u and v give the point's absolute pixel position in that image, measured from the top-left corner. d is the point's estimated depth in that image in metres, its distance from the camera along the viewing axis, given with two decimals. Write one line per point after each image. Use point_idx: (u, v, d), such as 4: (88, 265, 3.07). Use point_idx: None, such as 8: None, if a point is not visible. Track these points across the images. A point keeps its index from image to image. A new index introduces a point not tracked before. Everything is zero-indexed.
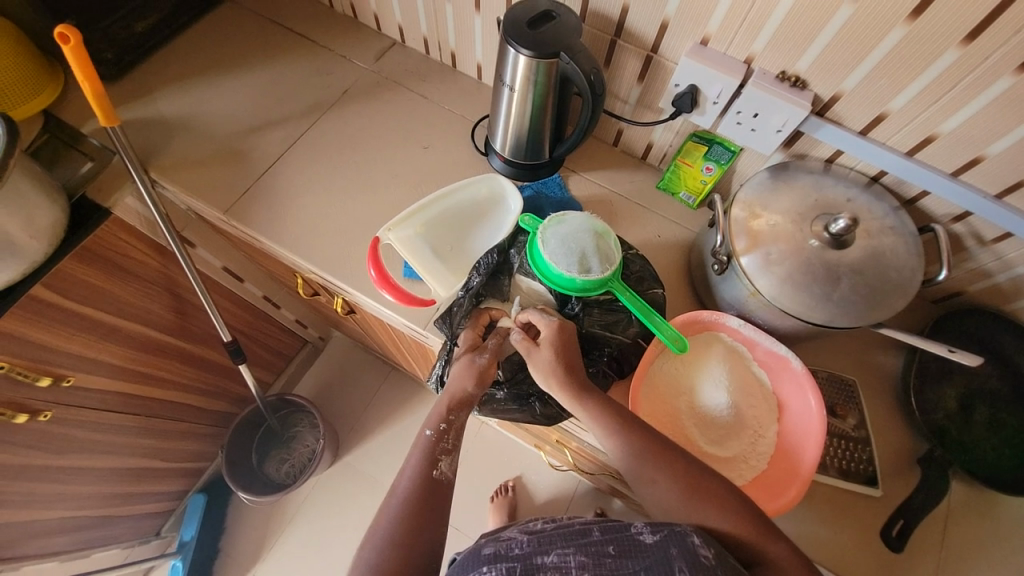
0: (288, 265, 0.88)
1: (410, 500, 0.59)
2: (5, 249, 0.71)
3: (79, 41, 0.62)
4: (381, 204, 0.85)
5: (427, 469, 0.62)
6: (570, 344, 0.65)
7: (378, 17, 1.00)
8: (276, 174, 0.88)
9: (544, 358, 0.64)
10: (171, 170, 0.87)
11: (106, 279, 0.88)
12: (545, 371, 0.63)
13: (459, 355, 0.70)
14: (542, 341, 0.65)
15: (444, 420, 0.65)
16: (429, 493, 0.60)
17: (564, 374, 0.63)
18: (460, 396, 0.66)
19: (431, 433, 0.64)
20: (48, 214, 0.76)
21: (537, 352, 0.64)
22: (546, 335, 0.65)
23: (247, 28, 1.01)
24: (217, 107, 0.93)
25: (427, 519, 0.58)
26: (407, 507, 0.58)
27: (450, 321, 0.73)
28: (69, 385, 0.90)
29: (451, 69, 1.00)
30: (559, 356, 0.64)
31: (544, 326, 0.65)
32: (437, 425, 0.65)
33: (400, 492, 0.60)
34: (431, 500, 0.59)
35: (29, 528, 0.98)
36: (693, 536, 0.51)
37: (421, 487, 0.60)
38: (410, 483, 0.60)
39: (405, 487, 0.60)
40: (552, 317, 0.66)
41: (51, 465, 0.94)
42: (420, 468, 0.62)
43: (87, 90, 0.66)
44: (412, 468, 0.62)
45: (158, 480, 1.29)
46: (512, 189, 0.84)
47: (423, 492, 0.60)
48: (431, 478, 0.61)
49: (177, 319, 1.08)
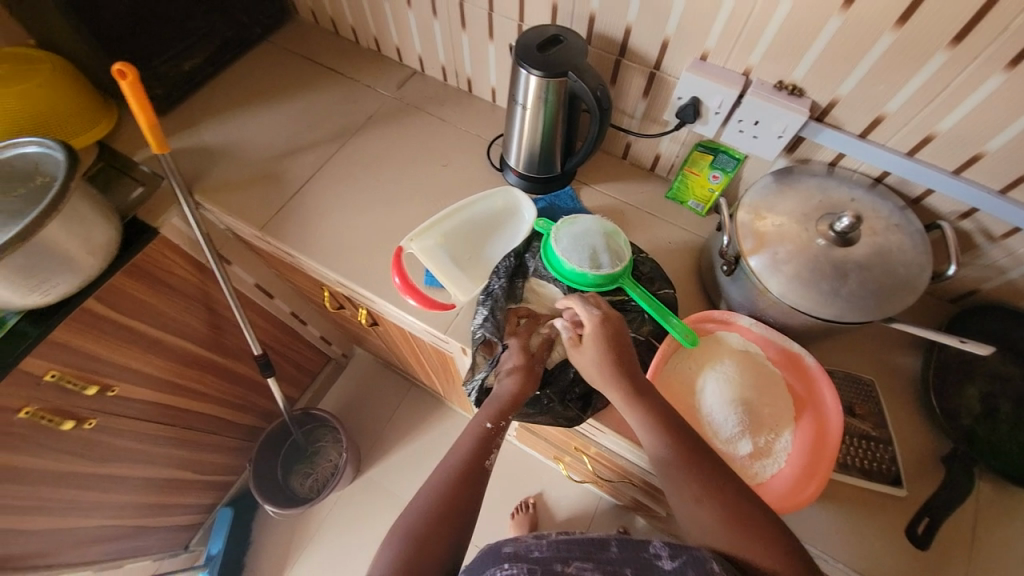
0: (316, 277, 0.94)
1: (457, 477, 0.61)
2: (64, 263, 0.78)
3: (135, 76, 0.71)
4: (402, 219, 0.91)
5: (480, 457, 0.64)
6: (615, 342, 0.66)
7: (399, 49, 1.08)
8: (306, 194, 0.94)
9: (592, 352, 0.66)
10: (212, 192, 0.95)
11: (150, 294, 0.95)
12: (594, 369, 0.65)
13: (512, 355, 0.71)
14: (588, 338, 0.66)
15: (505, 416, 0.66)
16: (477, 480, 0.61)
17: (608, 379, 0.64)
18: (511, 399, 0.68)
19: (490, 426, 0.66)
20: (103, 232, 0.84)
21: (583, 351, 0.67)
22: (592, 331, 0.66)
23: (281, 64, 1.10)
24: (254, 135, 1.01)
25: (470, 499, 0.59)
26: (454, 484, 0.60)
27: (492, 320, 0.74)
28: (113, 394, 0.96)
29: (467, 93, 1.07)
30: (607, 354, 0.65)
31: (589, 320, 0.67)
32: (496, 419, 0.66)
33: (451, 467, 0.62)
34: (477, 486, 0.61)
35: (69, 533, 1.03)
36: (712, 562, 0.50)
37: (471, 472, 0.61)
38: (462, 463, 0.62)
39: (457, 465, 0.62)
40: (597, 310, 0.67)
41: (91, 472, 1.00)
42: (475, 455, 0.63)
43: (144, 123, 0.75)
44: (466, 450, 0.64)
45: (188, 492, 1.33)
46: (526, 201, 0.87)
47: (472, 477, 0.61)
48: (482, 467, 0.63)
49: (212, 332, 1.14)
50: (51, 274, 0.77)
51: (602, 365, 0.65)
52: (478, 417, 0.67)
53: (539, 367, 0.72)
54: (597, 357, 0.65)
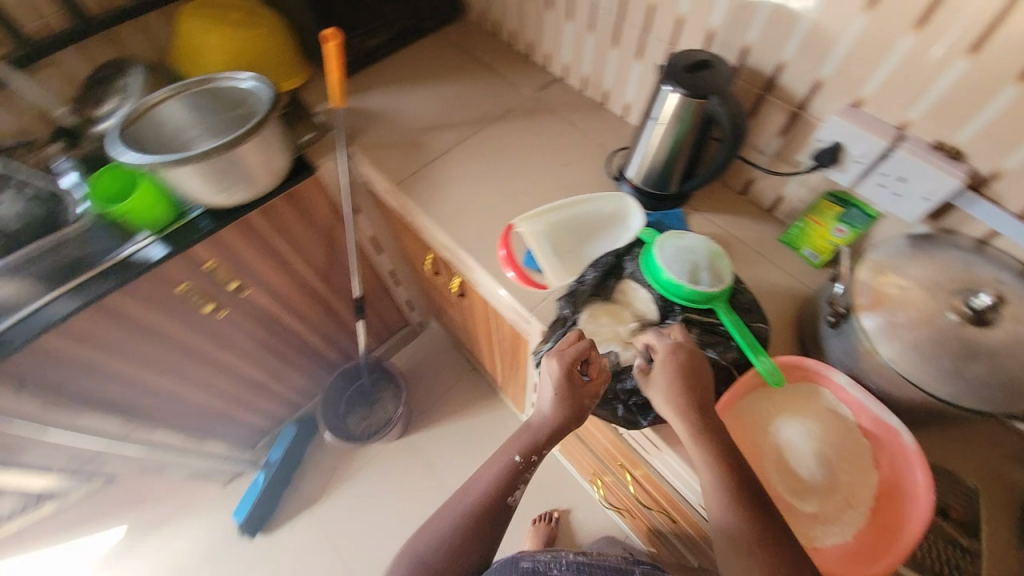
0: (428, 238, 1.06)
1: (478, 508, 0.70)
2: (247, 176, 0.97)
3: (338, 41, 0.90)
4: (514, 203, 0.99)
5: (503, 494, 0.72)
6: (686, 371, 0.66)
7: (548, 56, 1.18)
8: (438, 164, 1.06)
9: (663, 379, 0.66)
10: (364, 147, 1.10)
11: (294, 220, 1.13)
12: (664, 396, 0.65)
13: (554, 382, 0.70)
14: (659, 365, 0.68)
15: (533, 454, 0.72)
16: (497, 513, 0.70)
17: (676, 405, 0.64)
18: (544, 438, 0.71)
19: (518, 461, 0.72)
20: (280, 160, 1.02)
21: (653, 377, 0.68)
22: (664, 356, 0.68)
23: (444, 52, 1.25)
24: (408, 107, 1.15)
25: (487, 532, 0.69)
26: (475, 516, 0.69)
27: (572, 300, 0.80)
28: (245, 294, 1.17)
29: (601, 105, 1.13)
30: (678, 380, 0.65)
31: (661, 348, 0.69)
32: (527, 455, 0.72)
33: (475, 497, 0.71)
34: (497, 520, 0.70)
35: (181, 397, 1.25)
36: None
37: (493, 508, 0.70)
38: (484, 498, 0.71)
39: (479, 498, 0.71)
40: (669, 340, 0.69)
41: (211, 350, 1.21)
42: (498, 491, 0.71)
43: (336, 76, 0.95)
44: (493, 480, 0.72)
45: (269, 399, 1.53)
46: (636, 211, 0.89)
47: (492, 512, 0.70)
48: (504, 504, 0.71)
49: (327, 267, 1.31)
50: (235, 182, 0.96)
51: (672, 391, 0.65)
52: (507, 451, 0.73)
53: (586, 400, 0.71)
54: (668, 383, 0.65)
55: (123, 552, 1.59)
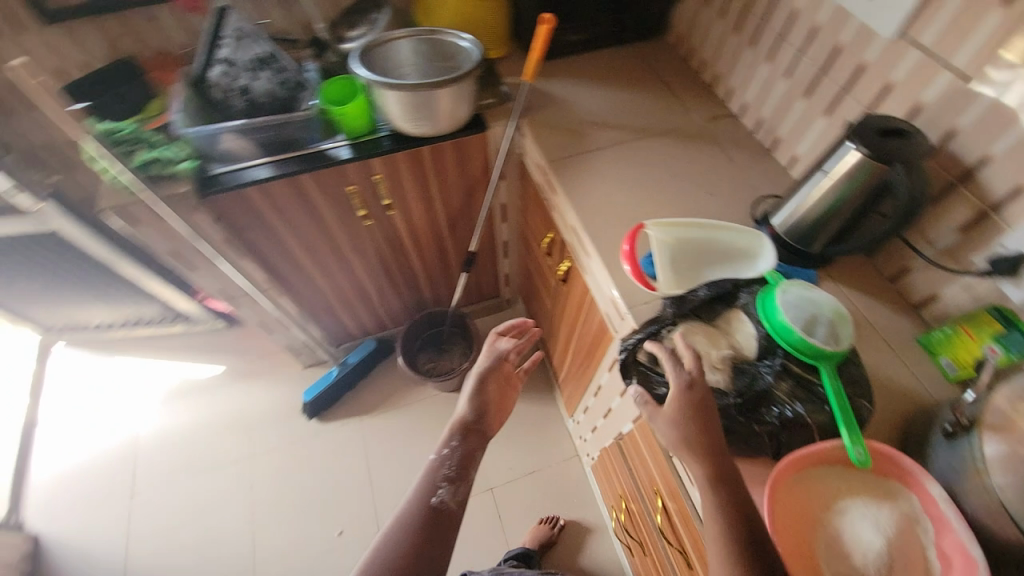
0: (559, 219, 1.15)
1: (411, 520, 0.77)
2: (433, 114, 1.14)
3: (548, 26, 1.05)
4: (648, 210, 1.04)
5: (429, 498, 0.80)
6: (694, 416, 0.69)
7: (730, 92, 1.21)
8: (591, 157, 1.14)
9: (674, 420, 0.69)
10: (534, 123, 1.21)
11: (451, 165, 1.30)
12: (675, 437, 0.69)
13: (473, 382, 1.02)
14: (670, 405, 0.70)
15: (447, 448, 0.89)
16: (430, 518, 0.77)
17: (688, 453, 0.68)
18: (462, 427, 0.94)
19: (439, 459, 0.88)
20: (462, 111, 1.17)
21: (664, 414, 0.71)
22: (675, 400, 0.70)
23: (631, 62, 1.33)
24: (583, 100, 1.24)
25: (429, 536, 0.75)
26: (411, 529, 0.75)
27: (677, 304, 0.83)
28: (389, 213, 1.37)
29: (766, 150, 1.14)
30: (690, 425, 0.68)
31: (674, 385, 0.71)
32: (441, 452, 0.89)
33: (404, 517, 0.77)
34: (435, 522, 0.77)
35: (311, 276, 1.49)
36: None
37: (424, 514, 0.78)
38: (414, 512, 0.78)
39: (410, 515, 0.78)
40: (683, 374, 0.72)
41: (347, 247, 1.43)
42: (422, 499, 0.80)
43: (534, 54, 1.08)
44: (417, 497, 0.81)
45: (367, 309, 1.75)
46: (769, 255, 0.87)
47: (426, 518, 0.77)
48: (433, 504, 0.79)
49: (459, 215, 1.48)
50: (423, 116, 1.13)
51: (681, 435, 0.68)
52: (430, 457, 0.88)
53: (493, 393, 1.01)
54: (678, 426, 0.69)
55: (218, 384, 1.92)
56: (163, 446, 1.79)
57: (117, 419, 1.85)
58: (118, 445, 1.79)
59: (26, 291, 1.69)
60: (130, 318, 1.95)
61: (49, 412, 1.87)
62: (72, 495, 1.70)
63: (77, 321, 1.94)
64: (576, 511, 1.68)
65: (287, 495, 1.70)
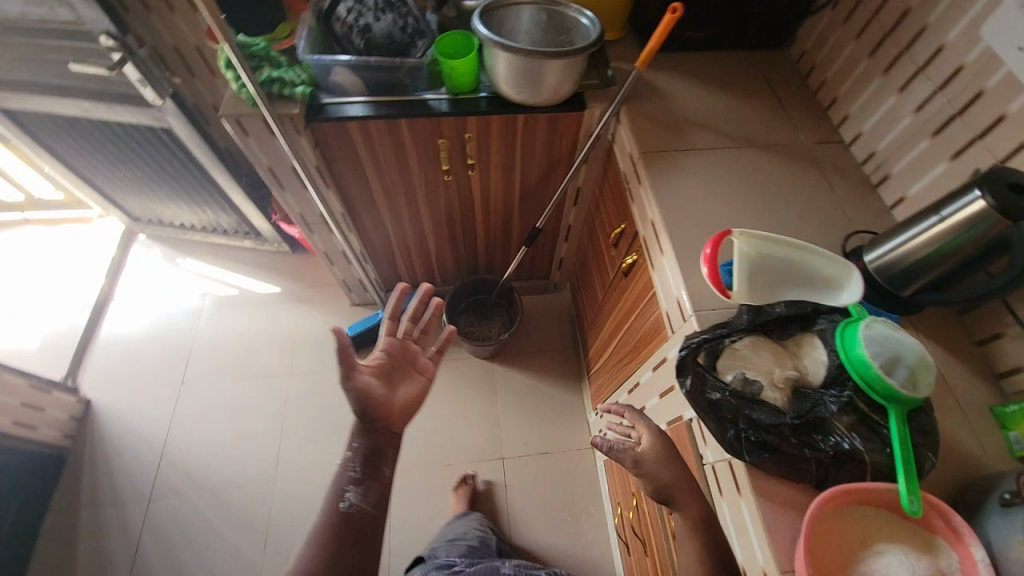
0: (639, 212, 1.16)
1: (322, 530, 0.76)
2: (538, 84, 1.15)
3: (675, 17, 1.04)
4: (734, 220, 1.03)
5: (337, 506, 0.78)
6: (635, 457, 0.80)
7: (846, 119, 1.17)
8: (687, 156, 1.13)
9: None
10: (634, 111, 1.20)
11: (542, 138, 1.32)
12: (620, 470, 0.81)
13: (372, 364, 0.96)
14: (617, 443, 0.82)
15: (352, 444, 0.84)
16: (341, 525, 0.76)
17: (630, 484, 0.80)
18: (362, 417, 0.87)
19: (348, 456, 0.83)
20: (566, 87, 1.18)
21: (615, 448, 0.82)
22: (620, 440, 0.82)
23: (746, 69, 1.30)
24: (688, 98, 1.22)
25: (345, 544, 0.75)
26: (324, 541, 0.75)
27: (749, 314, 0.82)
28: (470, 173, 1.40)
29: (872, 185, 1.10)
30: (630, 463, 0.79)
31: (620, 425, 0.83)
32: (350, 449, 0.84)
33: (315, 530, 0.76)
34: (350, 527, 0.76)
35: (384, 219, 1.56)
36: None
37: (334, 522, 0.76)
38: (324, 522, 0.76)
39: (320, 526, 0.76)
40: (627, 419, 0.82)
41: (425, 198, 1.49)
42: (331, 508, 0.78)
43: (653, 42, 1.08)
44: (325, 507, 0.78)
45: (424, 261, 1.81)
46: (855, 287, 0.85)
47: (336, 526, 0.76)
48: (343, 511, 0.77)
49: (535, 189, 1.51)
50: (529, 83, 1.15)
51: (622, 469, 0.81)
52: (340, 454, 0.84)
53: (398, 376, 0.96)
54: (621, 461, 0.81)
55: (273, 302, 2.05)
56: (215, 347, 1.93)
57: (180, 313, 2.00)
58: (177, 337, 1.95)
59: (127, 179, 1.85)
60: (206, 226, 2.09)
61: (123, 292, 2.05)
62: (128, 370, 1.86)
63: (162, 217, 2.10)
64: (580, 500, 1.72)
65: (316, 418, 1.81)
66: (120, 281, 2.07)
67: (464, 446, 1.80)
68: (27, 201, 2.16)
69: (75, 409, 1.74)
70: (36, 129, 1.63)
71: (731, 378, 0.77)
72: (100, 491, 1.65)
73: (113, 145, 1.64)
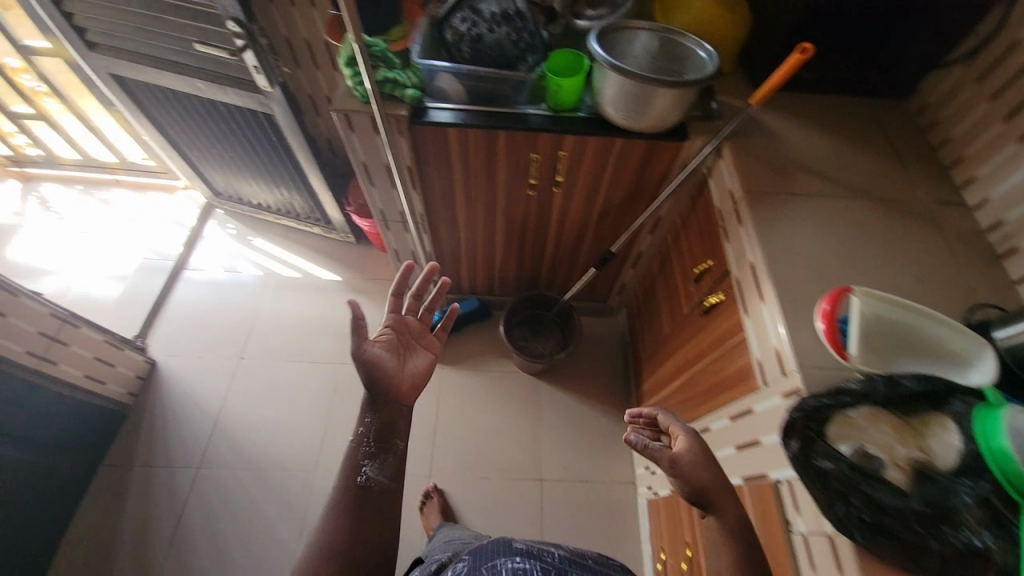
0: (734, 252, 1.11)
1: (340, 503, 0.75)
2: (646, 110, 1.13)
3: (804, 56, 0.99)
4: (844, 276, 0.97)
5: (354, 476, 0.77)
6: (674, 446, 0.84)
7: (972, 181, 1.09)
8: (795, 200, 1.07)
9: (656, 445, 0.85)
10: (739, 147, 1.16)
11: (634, 165, 1.30)
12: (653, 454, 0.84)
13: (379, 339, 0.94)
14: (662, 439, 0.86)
15: (366, 414, 0.84)
16: (356, 498, 0.75)
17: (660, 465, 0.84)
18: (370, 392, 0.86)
19: (362, 426, 0.82)
20: (674, 117, 1.15)
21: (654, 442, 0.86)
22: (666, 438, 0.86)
23: (859, 116, 1.24)
24: (798, 139, 1.17)
25: (364, 519, 0.74)
26: (342, 512, 0.74)
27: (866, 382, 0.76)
28: (555, 191, 1.40)
29: (998, 256, 1.02)
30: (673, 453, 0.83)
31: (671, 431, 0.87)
32: (361, 420, 0.83)
33: (330, 504, 0.75)
34: (368, 501, 0.76)
35: (459, 225, 1.58)
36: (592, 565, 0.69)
37: (350, 495, 0.75)
38: (339, 491, 0.76)
39: (335, 496, 0.76)
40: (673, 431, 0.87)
41: (504, 210, 1.49)
42: (347, 478, 0.77)
43: (773, 79, 1.04)
44: (339, 480, 0.77)
45: (487, 269, 1.82)
46: (987, 368, 0.79)
47: (352, 498, 0.75)
48: (357, 483, 0.77)
49: (615, 213, 1.49)
50: (637, 109, 1.13)
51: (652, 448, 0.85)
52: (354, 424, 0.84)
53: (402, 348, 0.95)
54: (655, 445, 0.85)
55: (332, 289, 2.10)
56: (275, 327, 1.99)
57: (246, 290, 2.08)
58: (240, 312, 2.02)
59: (216, 156, 1.93)
60: (279, 208, 2.18)
61: (196, 262, 2.14)
62: (193, 337, 1.94)
63: (240, 194, 2.18)
64: (616, 535, 1.66)
65: None
66: (195, 252, 2.18)
67: (504, 462, 1.77)
68: (120, 165, 2.30)
69: (141, 369, 1.81)
70: (146, 102, 1.72)
71: (845, 448, 0.73)
72: (155, 452, 1.71)
73: (211, 124, 1.71)
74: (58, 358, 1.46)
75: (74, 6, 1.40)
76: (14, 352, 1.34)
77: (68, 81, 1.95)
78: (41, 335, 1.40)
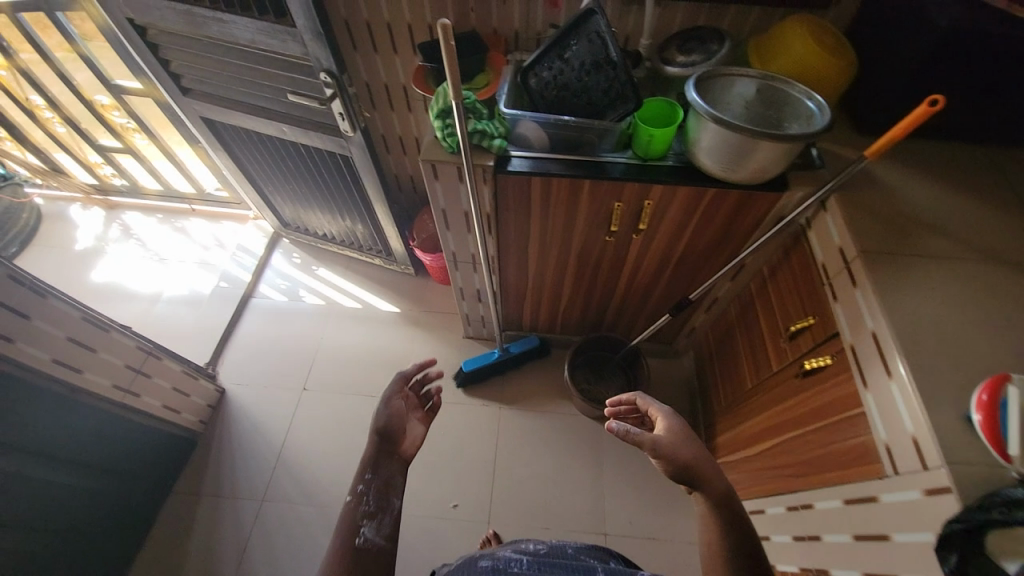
0: (845, 315, 1.03)
1: (339, 562, 0.75)
2: (746, 163, 1.06)
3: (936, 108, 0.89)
4: (986, 353, 0.86)
5: (351, 538, 0.78)
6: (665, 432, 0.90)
7: None
8: (918, 262, 0.98)
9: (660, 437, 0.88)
10: (848, 201, 1.08)
11: (724, 214, 1.23)
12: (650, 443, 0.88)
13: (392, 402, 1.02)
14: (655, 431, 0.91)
15: (365, 475, 0.89)
16: (357, 557, 0.76)
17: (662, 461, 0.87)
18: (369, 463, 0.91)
19: (359, 488, 0.86)
20: (776, 169, 1.08)
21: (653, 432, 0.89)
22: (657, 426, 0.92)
23: (982, 167, 1.13)
24: (915, 194, 1.08)
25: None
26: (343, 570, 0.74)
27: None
28: (636, 237, 1.35)
29: None
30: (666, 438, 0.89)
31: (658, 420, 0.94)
32: (361, 481, 0.87)
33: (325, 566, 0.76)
34: (367, 559, 0.76)
35: (530, 267, 1.55)
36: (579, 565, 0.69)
37: (348, 555, 0.76)
38: (335, 552, 0.77)
39: (330, 559, 0.76)
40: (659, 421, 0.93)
41: (579, 255, 1.46)
42: (341, 541, 0.79)
43: (894, 131, 0.95)
44: (337, 542, 0.79)
45: (552, 309, 1.78)
46: None
47: (351, 557, 0.76)
48: (355, 542, 0.78)
49: (696, 260, 1.42)
50: (737, 161, 1.07)
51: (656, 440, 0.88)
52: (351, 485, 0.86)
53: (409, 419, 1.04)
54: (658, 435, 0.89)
55: (391, 321, 2.12)
56: (336, 358, 2.01)
57: (309, 320, 2.12)
58: (304, 341, 2.06)
59: (289, 190, 1.99)
60: (343, 240, 2.22)
61: (263, 291, 2.21)
62: (260, 367, 1.99)
63: (306, 225, 2.24)
64: None
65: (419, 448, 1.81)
66: (262, 281, 2.24)
67: (565, 511, 1.70)
68: (198, 195, 2.42)
69: (212, 397, 1.86)
70: (230, 142, 1.79)
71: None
72: (221, 482, 1.74)
73: (289, 162, 1.77)
74: (140, 390, 1.49)
75: (171, 53, 1.44)
76: (102, 386, 1.36)
77: (153, 116, 2.02)
78: (126, 368, 1.43)
